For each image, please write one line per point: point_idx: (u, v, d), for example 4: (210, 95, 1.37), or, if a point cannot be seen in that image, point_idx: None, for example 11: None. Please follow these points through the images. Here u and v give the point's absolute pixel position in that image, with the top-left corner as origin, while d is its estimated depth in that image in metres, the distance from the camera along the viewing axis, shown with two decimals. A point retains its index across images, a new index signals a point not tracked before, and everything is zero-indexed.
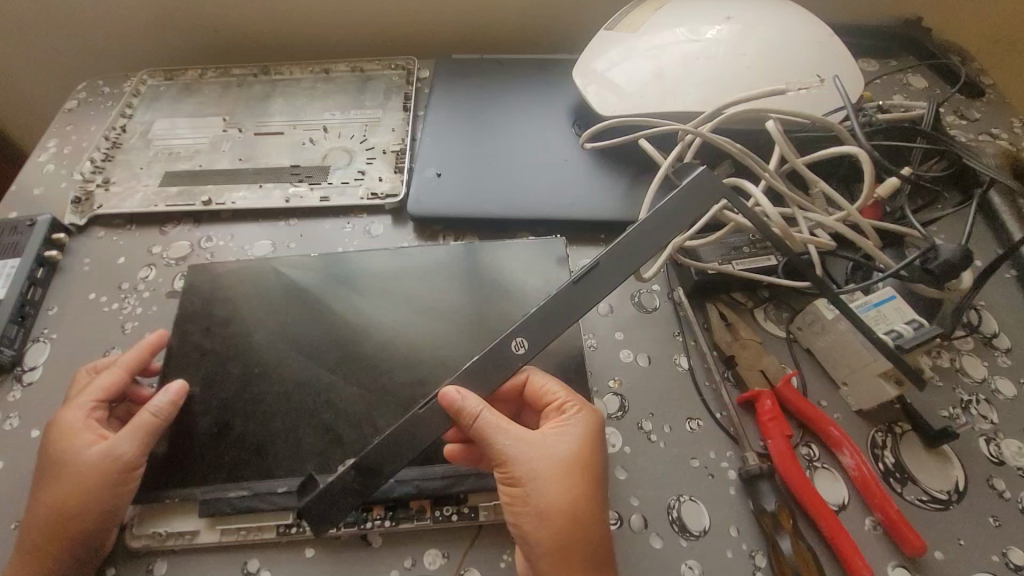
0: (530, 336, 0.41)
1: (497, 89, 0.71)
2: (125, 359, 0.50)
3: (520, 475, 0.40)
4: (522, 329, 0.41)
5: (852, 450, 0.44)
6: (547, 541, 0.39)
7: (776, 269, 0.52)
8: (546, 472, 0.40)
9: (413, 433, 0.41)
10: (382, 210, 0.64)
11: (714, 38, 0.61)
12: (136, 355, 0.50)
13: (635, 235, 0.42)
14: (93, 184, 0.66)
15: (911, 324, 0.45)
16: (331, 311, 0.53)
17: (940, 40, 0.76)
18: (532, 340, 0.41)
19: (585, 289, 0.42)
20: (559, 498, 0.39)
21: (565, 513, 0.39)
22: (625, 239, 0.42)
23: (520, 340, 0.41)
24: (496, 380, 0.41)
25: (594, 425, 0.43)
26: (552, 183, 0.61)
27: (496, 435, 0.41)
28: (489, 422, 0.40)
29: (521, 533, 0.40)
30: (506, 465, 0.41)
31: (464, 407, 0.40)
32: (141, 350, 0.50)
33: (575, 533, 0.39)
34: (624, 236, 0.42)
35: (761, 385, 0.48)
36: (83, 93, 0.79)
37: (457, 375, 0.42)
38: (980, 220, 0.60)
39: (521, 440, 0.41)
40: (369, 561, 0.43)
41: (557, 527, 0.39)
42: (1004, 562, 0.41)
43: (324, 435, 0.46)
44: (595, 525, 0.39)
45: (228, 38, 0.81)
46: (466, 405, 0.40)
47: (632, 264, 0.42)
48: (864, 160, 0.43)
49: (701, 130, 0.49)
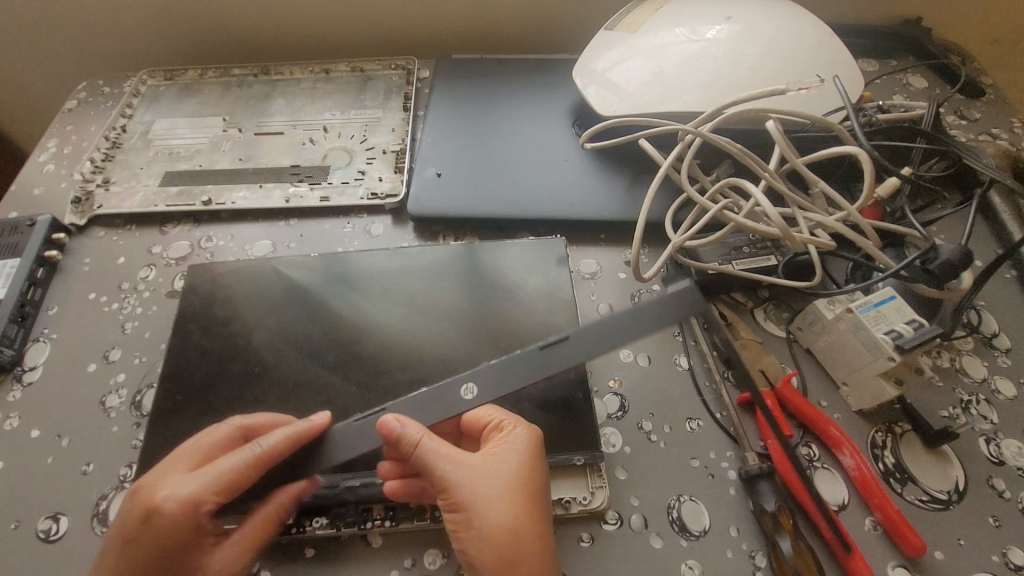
0: (481, 384, 0.39)
1: (498, 89, 0.71)
2: (283, 434, 0.41)
3: (463, 497, 0.40)
4: (475, 375, 0.39)
5: (852, 450, 0.44)
6: (491, 559, 0.38)
7: (776, 269, 0.52)
8: (487, 493, 0.40)
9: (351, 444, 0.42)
10: (383, 210, 0.64)
11: (714, 39, 0.61)
12: (261, 423, 0.45)
13: (621, 314, 0.37)
14: (93, 184, 0.66)
15: (912, 324, 0.44)
16: (330, 311, 0.53)
17: (940, 41, 0.76)
18: (483, 387, 0.39)
19: (546, 360, 0.38)
20: (502, 517, 0.39)
21: (509, 532, 0.38)
22: (605, 318, 0.38)
23: (470, 386, 0.39)
24: (439, 416, 0.40)
25: (536, 443, 0.42)
26: (552, 184, 0.61)
27: (437, 460, 0.40)
28: (427, 447, 0.40)
29: (467, 556, 0.39)
30: (449, 490, 0.40)
31: (404, 435, 0.39)
32: (307, 423, 0.42)
33: (520, 550, 0.38)
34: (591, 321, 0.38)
35: (761, 385, 0.48)
36: (83, 93, 0.79)
37: (401, 400, 0.41)
38: (980, 220, 0.60)
39: (462, 464, 0.41)
40: (369, 562, 0.43)
41: (501, 546, 0.38)
42: (1005, 562, 0.41)
43: None
44: (541, 538, 0.39)
45: (229, 38, 0.81)
46: (406, 432, 0.39)
47: (607, 340, 0.37)
48: (864, 160, 0.43)
49: (702, 129, 0.49)
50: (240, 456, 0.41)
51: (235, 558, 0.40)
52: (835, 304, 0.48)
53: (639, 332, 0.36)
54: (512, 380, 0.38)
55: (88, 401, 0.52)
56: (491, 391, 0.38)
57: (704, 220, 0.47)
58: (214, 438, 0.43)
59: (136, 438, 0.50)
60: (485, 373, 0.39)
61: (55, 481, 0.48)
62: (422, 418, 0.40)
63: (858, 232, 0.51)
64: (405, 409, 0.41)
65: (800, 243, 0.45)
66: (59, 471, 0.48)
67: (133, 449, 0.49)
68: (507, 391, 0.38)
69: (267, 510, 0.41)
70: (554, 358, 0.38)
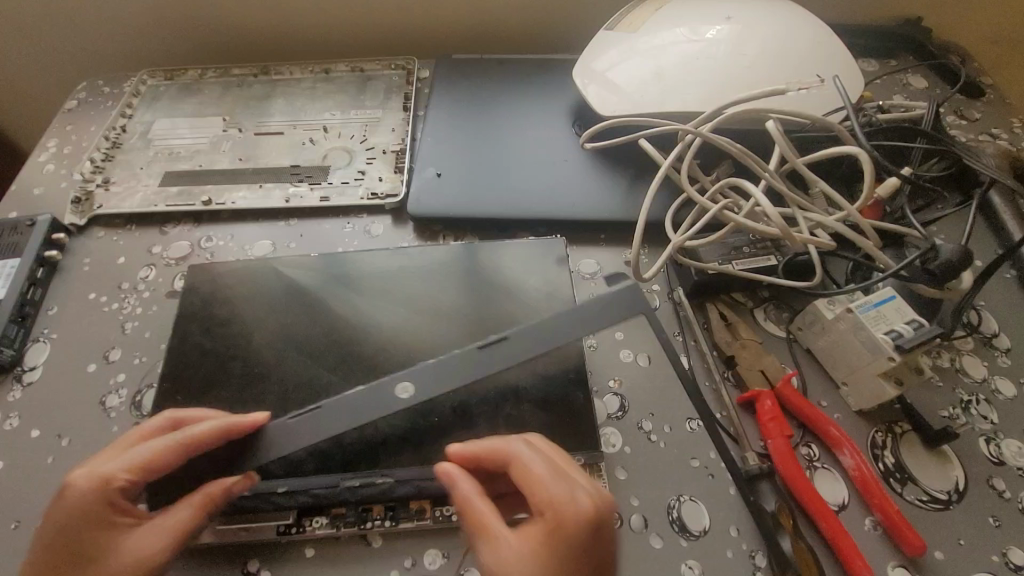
0: (416, 382, 0.43)
1: (498, 89, 0.71)
2: (212, 424, 0.42)
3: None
4: (411, 374, 0.43)
5: (851, 450, 0.44)
6: None
7: (776, 269, 0.52)
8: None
9: (284, 441, 0.43)
10: (382, 210, 0.64)
11: (714, 39, 0.61)
12: (192, 416, 0.45)
13: (547, 322, 0.45)
14: (93, 184, 0.66)
15: (912, 324, 0.44)
16: (330, 311, 0.53)
17: (940, 40, 0.76)
18: (418, 385, 0.43)
19: (481, 361, 0.44)
20: None
21: None
22: (532, 324, 0.45)
23: (406, 385, 0.43)
24: (370, 413, 0.42)
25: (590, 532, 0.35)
26: (552, 184, 0.61)
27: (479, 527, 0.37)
28: (473, 509, 0.38)
29: None
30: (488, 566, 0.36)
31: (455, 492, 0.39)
32: (240, 418, 0.43)
33: None
34: (529, 325, 0.45)
35: (761, 386, 0.48)
36: (83, 93, 0.79)
37: (338, 396, 0.43)
38: (980, 220, 0.60)
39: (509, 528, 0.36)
40: (369, 562, 0.43)
41: None
42: (1004, 563, 0.41)
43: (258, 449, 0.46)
44: None
45: (229, 38, 0.81)
46: (457, 490, 0.39)
47: (537, 343, 0.44)
48: (864, 160, 0.43)
49: (702, 129, 0.49)
50: (169, 440, 0.42)
51: (153, 540, 0.39)
52: (835, 304, 0.48)
53: (559, 339, 0.45)
54: (444, 380, 0.43)
55: (88, 401, 0.52)
56: (431, 383, 0.43)
57: (704, 220, 0.47)
58: (143, 428, 0.44)
59: None
60: (422, 373, 0.43)
61: (55, 481, 0.48)
62: (356, 413, 0.42)
63: (858, 232, 0.51)
64: (340, 403, 0.43)
65: (799, 243, 0.45)
66: (59, 472, 0.48)
67: None
68: (440, 389, 0.43)
69: (196, 495, 0.41)
70: (492, 355, 0.44)
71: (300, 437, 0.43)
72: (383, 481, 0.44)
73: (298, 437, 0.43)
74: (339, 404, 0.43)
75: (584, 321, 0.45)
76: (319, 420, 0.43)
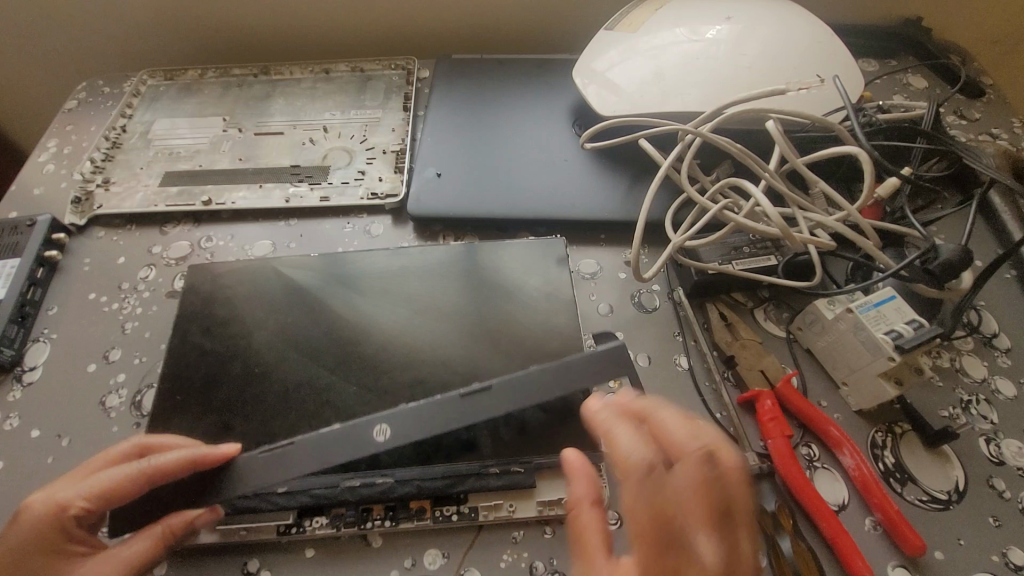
0: (394, 425, 0.40)
1: (498, 90, 0.71)
2: (175, 455, 0.42)
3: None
4: (389, 417, 0.40)
5: (852, 450, 0.44)
6: None
7: (776, 269, 0.52)
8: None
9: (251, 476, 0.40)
10: (382, 210, 0.64)
11: (714, 39, 0.61)
12: (163, 441, 0.45)
13: (535, 372, 0.43)
14: (93, 184, 0.66)
15: (912, 324, 0.44)
16: (330, 311, 0.53)
17: (940, 41, 0.76)
18: (395, 428, 0.40)
19: (464, 410, 0.41)
20: None
21: None
22: (522, 374, 0.42)
23: (384, 427, 0.40)
24: (343, 456, 0.39)
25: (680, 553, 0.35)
26: (552, 184, 0.61)
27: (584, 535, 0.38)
28: (579, 515, 0.39)
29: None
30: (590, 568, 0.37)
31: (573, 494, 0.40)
32: (205, 449, 0.42)
33: None
34: (522, 373, 0.43)
35: (761, 385, 0.48)
36: (83, 93, 0.79)
37: (316, 432, 0.41)
38: (981, 220, 0.60)
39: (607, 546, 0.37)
40: (368, 561, 0.43)
41: None
42: (1004, 563, 0.41)
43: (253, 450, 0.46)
44: None
45: (229, 38, 0.81)
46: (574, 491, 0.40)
47: (519, 397, 0.42)
48: (864, 160, 0.43)
49: (702, 129, 0.49)
50: (129, 467, 0.42)
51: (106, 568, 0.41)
52: (836, 304, 0.48)
53: (545, 393, 0.42)
54: (423, 426, 0.40)
55: (87, 401, 0.52)
56: (402, 435, 0.40)
57: (704, 220, 0.47)
58: (115, 451, 0.45)
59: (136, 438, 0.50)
60: (400, 416, 0.40)
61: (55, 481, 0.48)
62: (331, 454, 0.39)
63: (858, 232, 0.51)
64: (316, 441, 0.40)
65: (800, 243, 0.45)
66: (59, 471, 0.48)
67: None
68: (418, 436, 0.40)
69: (157, 527, 0.42)
70: (470, 407, 0.41)
71: (264, 476, 0.40)
72: (383, 481, 0.44)
73: (260, 477, 0.40)
74: (307, 446, 0.40)
75: (572, 374, 0.43)
76: (285, 461, 0.40)
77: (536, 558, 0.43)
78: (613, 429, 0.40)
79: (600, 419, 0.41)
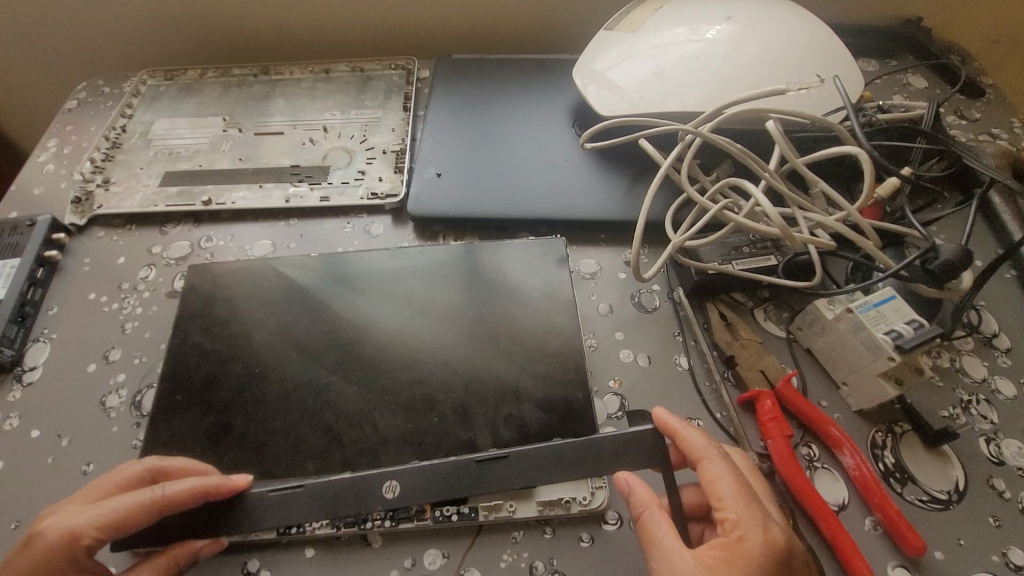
0: (404, 483, 0.42)
1: (498, 90, 0.71)
2: (189, 486, 0.41)
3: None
4: (398, 473, 0.42)
5: (852, 450, 0.44)
6: None
7: (775, 269, 0.52)
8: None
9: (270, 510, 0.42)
10: (382, 210, 0.64)
11: (714, 39, 0.61)
12: (172, 466, 0.44)
13: (555, 449, 0.43)
14: (93, 185, 0.66)
15: (912, 325, 0.44)
16: (331, 312, 0.53)
17: (940, 40, 0.76)
18: (405, 487, 0.42)
19: (476, 473, 0.42)
20: None
21: None
22: (542, 449, 0.43)
23: (392, 484, 0.42)
24: (348, 508, 0.41)
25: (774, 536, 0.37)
26: (552, 184, 0.61)
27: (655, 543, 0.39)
28: (648, 520, 0.40)
29: None
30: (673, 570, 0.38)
31: (635, 495, 0.41)
32: (220, 482, 0.42)
33: None
34: (545, 448, 0.43)
35: (761, 385, 0.48)
36: (83, 93, 0.79)
37: (325, 479, 0.43)
38: (981, 220, 0.60)
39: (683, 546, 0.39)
40: (368, 561, 0.43)
41: None
42: (1004, 563, 0.41)
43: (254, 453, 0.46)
44: None
45: (229, 38, 0.81)
46: (636, 494, 0.41)
47: (537, 473, 0.42)
48: (864, 160, 0.43)
49: (702, 129, 0.48)
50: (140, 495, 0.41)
51: None
52: (835, 304, 0.48)
53: (563, 472, 0.42)
54: (431, 488, 0.42)
55: (88, 401, 0.52)
56: (411, 496, 0.42)
57: (704, 220, 0.47)
58: (121, 476, 0.43)
59: (136, 438, 0.50)
60: (411, 474, 0.42)
61: (56, 481, 0.48)
62: (338, 504, 0.42)
63: (858, 232, 0.51)
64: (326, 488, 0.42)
65: (800, 243, 0.45)
66: (59, 471, 0.48)
67: (133, 449, 0.49)
68: (427, 498, 0.42)
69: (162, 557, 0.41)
70: (483, 477, 0.42)
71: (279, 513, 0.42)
72: None
73: (273, 515, 0.42)
74: (318, 492, 0.42)
75: (595, 456, 0.42)
76: (296, 508, 0.42)
77: (536, 558, 0.43)
78: (678, 427, 0.43)
79: (668, 422, 0.43)
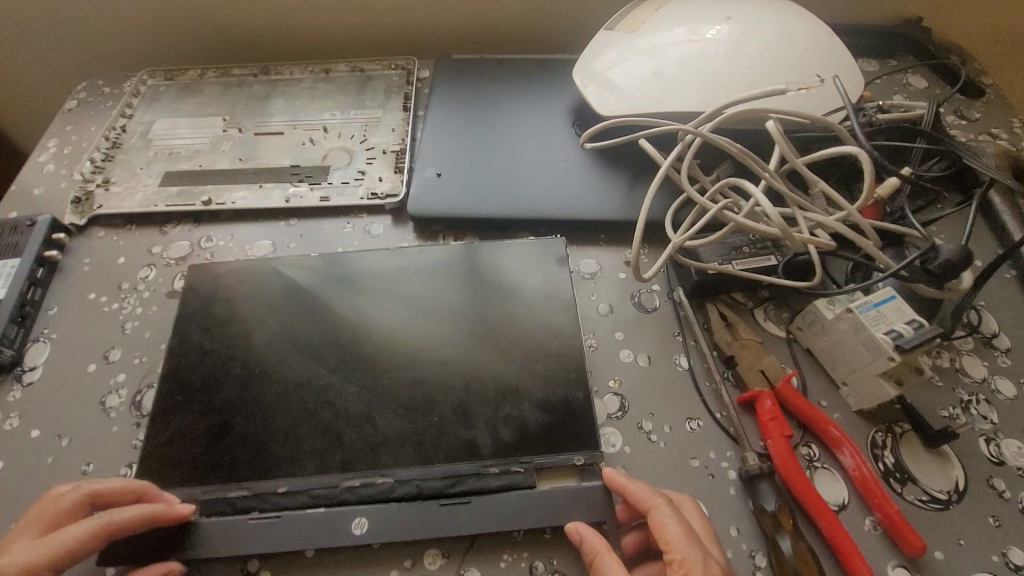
0: (371, 517, 0.43)
1: (498, 89, 0.71)
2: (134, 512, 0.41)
3: None
4: (366, 509, 0.43)
5: (852, 450, 0.44)
6: None
7: (776, 269, 0.52)
8: None
9: (236, 539, 0.42)
10: (382, 210, 0.64)
11: (714, 38, 0.61)
12: (112, 490, 0.43)
13: (515, 499, 0.43)
14: (93, 185, 0.66)
15: (912, 324, 0.44)
16: (331, 311, 0.53)
17: (940, 41, 0.76)
18: (372, 521, 0.43)
19: (441, 521, 0.43)
20: None
21: None
22: (503, 498, 0.43)
23: (361, 520, 0.43)
24: (317, 540, 0.42)
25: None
26: (551, 184, 0.61)
27: None
28: (603, 564, 0.39)
29: None
30: None
31: (587, 543, 0.40)
32: (165, 508, 0.42)
33: None
34: (505, 496, 0.43)
35: (761, 386, 0.48)
36: (83, 94, 0.79)
37: (298, 512, 0.43)
38: (982, 220, 0.60)
39: None
40: (368, 562, 0.43)
41: None
42: (1005, 563, 0.41)
43: (255, 452, 0.46)
44: None
45: (228, 38, 0.81)
46: (587, 542, 0.40)
47: (496, 521, 0.42)
48: (864, 160, 0.43)
49: (702, 129, 0.48)
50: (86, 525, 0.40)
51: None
52: (835, 304, 0.48)
53: (525, 521, 0.42)
54: (401, 530, 0.42)
55: (87, 401, 0.52)
56: (377, 535, 0.42)
57: (704, 220, 0.47)
58: (66, 506, 0.42)
59: (136, 438, 0.50)
60: (379, 512, 0.43)
61: (57, 481, 0.48)
62: (308, 538, 0.42)
63: (858, 232, 0.51)
64: (303, 519, 0.43)
65: (800, 243, 0.45)
66: (59, 472, 0.48)
67: (133, 449, 0.49)
68: (393, 538, 0.42)
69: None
70: (447, 520, 0.43)
71: (245, 542, 0.42)
72: (383, 480, 0.44)
73: (246, 542, 0.42)
74: (295, 522, 0.43)
75: (555, 508, 0.43)
76: (276, 536, 0.42)
77: (535, 558, 0.43)
78: (626, 482, 0.42)
79: (616, 477, 0.43)
